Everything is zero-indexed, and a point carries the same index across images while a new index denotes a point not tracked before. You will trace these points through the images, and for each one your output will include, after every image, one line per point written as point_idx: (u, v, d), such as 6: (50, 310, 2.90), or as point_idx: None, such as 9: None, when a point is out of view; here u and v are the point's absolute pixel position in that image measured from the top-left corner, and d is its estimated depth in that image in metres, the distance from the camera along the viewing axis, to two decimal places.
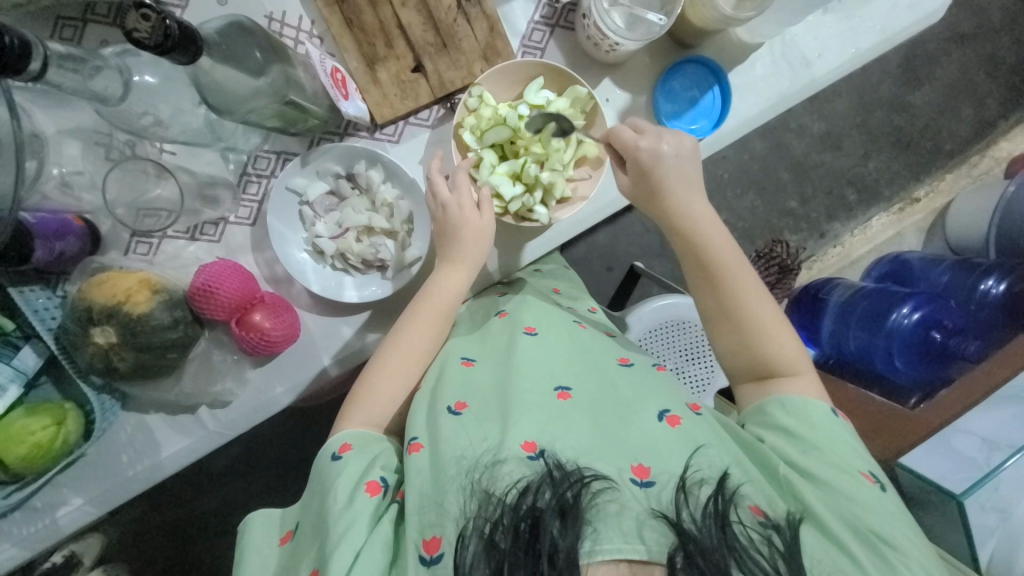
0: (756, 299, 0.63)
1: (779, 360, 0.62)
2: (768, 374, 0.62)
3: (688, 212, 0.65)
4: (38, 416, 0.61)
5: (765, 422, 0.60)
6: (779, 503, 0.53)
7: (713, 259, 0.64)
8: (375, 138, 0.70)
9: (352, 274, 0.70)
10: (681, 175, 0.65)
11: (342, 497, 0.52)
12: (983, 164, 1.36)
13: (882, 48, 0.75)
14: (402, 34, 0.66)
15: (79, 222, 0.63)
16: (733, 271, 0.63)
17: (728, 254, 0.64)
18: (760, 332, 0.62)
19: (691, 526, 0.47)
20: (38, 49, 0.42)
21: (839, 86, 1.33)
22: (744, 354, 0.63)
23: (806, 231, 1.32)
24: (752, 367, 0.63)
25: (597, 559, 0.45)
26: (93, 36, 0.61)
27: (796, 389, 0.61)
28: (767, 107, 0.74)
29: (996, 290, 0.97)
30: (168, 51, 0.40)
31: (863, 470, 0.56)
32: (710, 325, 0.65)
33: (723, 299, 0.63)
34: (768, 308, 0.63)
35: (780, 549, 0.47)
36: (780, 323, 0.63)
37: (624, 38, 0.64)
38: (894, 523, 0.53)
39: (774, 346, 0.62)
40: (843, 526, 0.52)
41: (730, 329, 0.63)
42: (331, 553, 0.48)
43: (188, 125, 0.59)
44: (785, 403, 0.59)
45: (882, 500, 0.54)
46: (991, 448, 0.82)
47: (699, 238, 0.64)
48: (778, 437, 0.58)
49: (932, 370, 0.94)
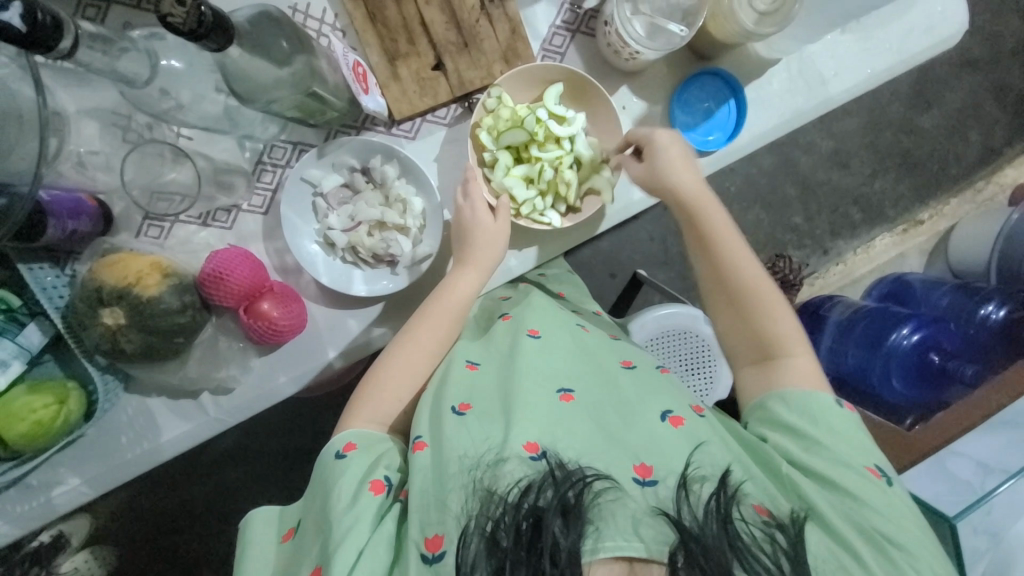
0: (757, 280, 0.64)
1: (780, 342, 0.62)
2: (770, 360, 0.62)
3: (694, 193, 0.66)
4: (40, 394, 0.61)
5: (767, 418, 0.60)
6: (782, 502, 0.53)
7: (718, 240, 0.65)
8: (392, 134, 0.70)
9: (362, 268, 0.70)
10: (685, 153, 0.66)
11: (345, 496, 0.52)
12: (987, 190, 1.37)
13: (898, 69, 0.76)
14: (425, 32, 0.66)
15: (92, 202, 0.62)
16: (736, 252, 0.65)
17: (731, 237, 0.66)
18: (762, 312, 0.63)
19: (692, 525, 0.47)
20: (70, 28, 0.42)
21: (849, 106, 1.34)
22: (746, 335, 0.63)
23: (810, 247, 1.33)
24: (753, 351, 0.63)
25: (599, 558, 0.45)
26: (117, 18, 0.61)
27: (797, 372, 0.61)
28: (781, 121, 0.75)
29: (996, 316, 0.98)
30: (201, 37, 0.40)
31: (869, 466, 0.56)
32: (712, 305, 0.66)
33: (724, 279, 0.65)
34: (771, 291, 0.64)
35: (784, 549, 0.47)
36: (781, 305, 0.64)
37: (645, 47, 0.65)
38: (902, 522, 0.53)
39: (774, 327, 0.62)
40: (846, 523, 0.52)
41: (732, 309, 0.64)
42: (333, 552, 0.49)
43: (208, 111, 0.59)
44: (786, 396, 0.59)
45: (889, 496, 0.54)
46: (985, 472, 0.84)
47: (701, 217, 0.66)
48: (780, 436, 0.58)
49: (929, 391, 0.94)
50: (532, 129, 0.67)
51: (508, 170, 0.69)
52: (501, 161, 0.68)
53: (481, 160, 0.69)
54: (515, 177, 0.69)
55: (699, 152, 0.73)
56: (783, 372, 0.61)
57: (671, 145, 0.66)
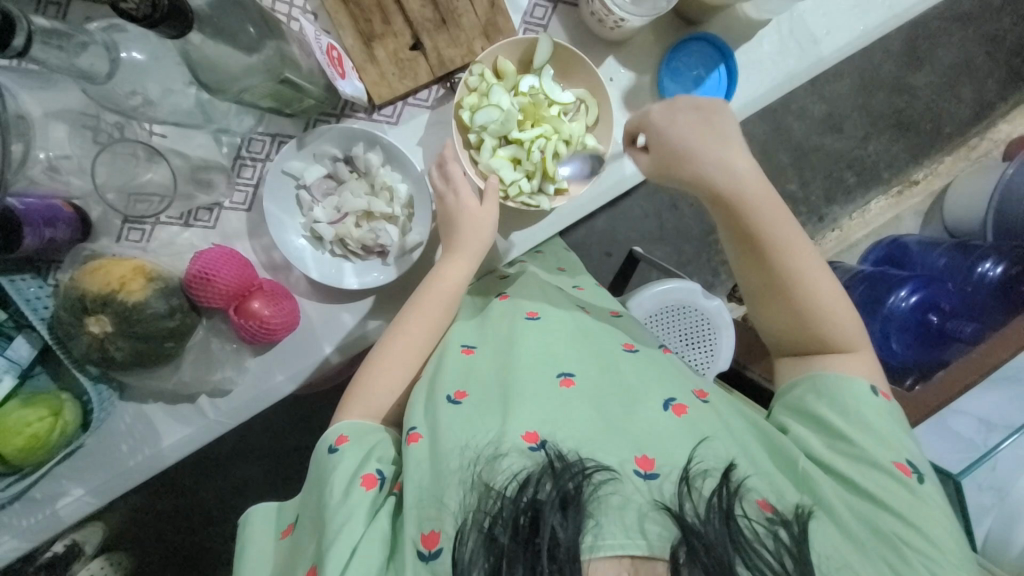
0: (812, 275, 0.61)
1: (830, 338, 0.61)
2: (815, 354, 0.62)
3: (727, 179, 0.60)
4: (34, 407, 0.60)
5: (797, 407, 0.61)
6: (789, 497, 0.53)
7: (770, 234, 0.61)
8: (374, 119, 0.68)
9: (351, 261, 0.69)
10: (718, 143, 0.61)
11: (339, 490, 0.51)
12: (981, 147, 1.36)
13: (891, 25, 0.73)
14: (400, 10, 0.64)
15: (69, 208, 0.60)
16: (788, 245, 0.61)
17: (782, 228, 0.61)
18: (816, 307, 0.61)
19: (695, 520, 0.46)
20: (22, 24, 0.39)
21: (841, 67, 1.31)
22: (795, 330, 0.62)
23: (805, 214, 1.32)
24: (798, 344, 0.63)
25: (598, 556, 0.45)
26: (76, 12, 0.58)
27: (844, 367, 0.60)
28: (773, 85, 0.72)
29: (993, 273, 0.98)
30: (156, 24, 0.38)
31: (898, 462, 0.55)
32: (759, 301, 0.64)
33: (777, 277, 0.61)
34: (825, 282, 0.62)
35: (790, 549, 0.47)
36: (834, 299, 0.62)
37: (630, 13, 0.62)
38: (922, 516, 0.52)
39: (827, 324, 0.61)
40: (859, 522, 0.53)
41: (782, 306, 0.62)
42: (327, 547, 0.48)
43: (179, 105, 0.56)
44: (820, 391, 0.59)
45: (917, 494, 0.53)
46: (988, 429, 0.85)
47: (748, 212, 0.60)
48: (810, 430, 0.58)
49: (928, 350, 0.94)
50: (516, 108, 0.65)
51: (494, 151, 0.67)
52: (487, 143, 0.66)
53: (467, 142, 0.67)
54: (502, 157, 0.67)
55: None
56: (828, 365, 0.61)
57: (708, 140, 0.61)
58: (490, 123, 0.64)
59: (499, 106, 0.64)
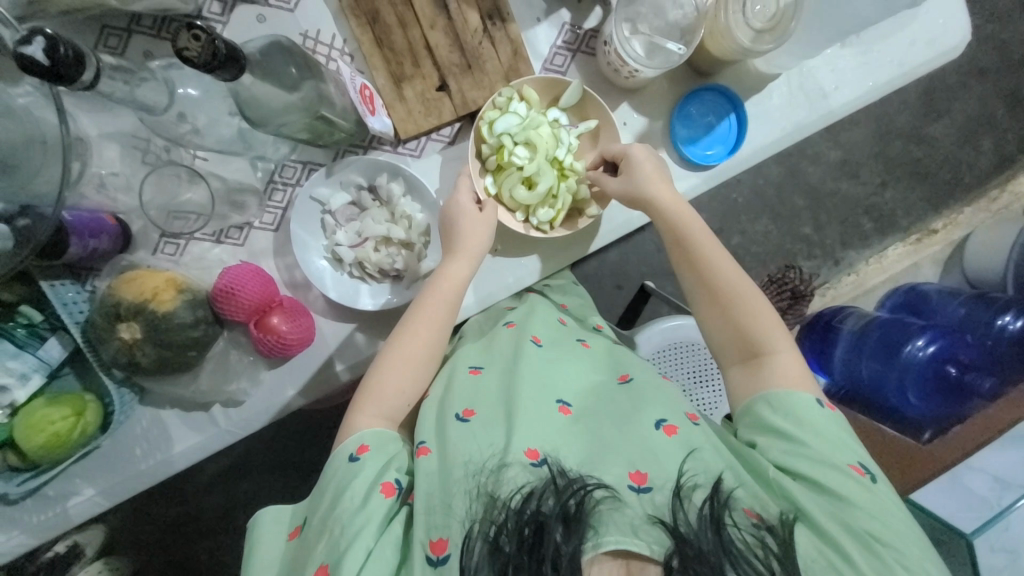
0: (742, 282, 0.63)
1: (761, 342, 0.60)
2: (758, 358, 0.60)
3: (676, 208, 0.65)
4: (58, 406, 0.63)
5: (755, 423, 0.58)
6: (771, 504, 0.52)
7: (702, 252, 0.64)
8: (398, 152, 0.73)
9: (368, 282, 0.72)
10: (659, 166, 0.67)
11: (357, 497, 0.53)
12: (1001, 198, 1.36)
13: (899, 82, 0.76)
14: (430, 55, 0.69)
15: (113, 221, 0.65)
16: (720, 262, 0.63)
17: (712, 245, 0.64)
18: (752, 328, 0.61)
19: (688, 529, 0.47)
20: (90, 61, 0.44)
21: (857, 116, 1.33)
22: (732, 335, 0.62)
23: (820, 257, 1.32)
24: (741, 351, 0.61)
25: (599, 554, 0.45)
26: (137, 47, 0.64)
27: (781, 375, 0.59)
28: (782, 135, 0.75)
29: (1013, 326, 0.94)
30: (215, 68, 0.42)
31: (853, 463, 0.55)
32: (698, 308, 0.64)
33: (709, 285, 0.63)
34: (752, 292, 0.62)
35: (777, 553, 0.47)
36: (765, 308, 0.62)
37: (644, 65, 0.66)
38: (890, 518, 0.52)
39: (761, 327, 0.61)
40: (835, 523, 0.51)
41: (716, 309, 0.63)
42: (343, 554, 0.49)
43: (223, 134, 0.61)
44: (774, 404, 0.57)
45: (877, 493, 0.53)
46: (1002, 488, 0.84)
47: (685, 231, 0.65)
48: (774, 440, 0.56)
49: (944, 404, 0.91)
50: (533, 121, 0.68)
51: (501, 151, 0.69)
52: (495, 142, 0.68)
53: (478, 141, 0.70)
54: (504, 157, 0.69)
55: (701, 167, 0.74)
56: (771, 371, 0.59)
57: (650, 163, 0.66)
58: (508, 131, 0.68)
59: (519, 115, 0.68)
